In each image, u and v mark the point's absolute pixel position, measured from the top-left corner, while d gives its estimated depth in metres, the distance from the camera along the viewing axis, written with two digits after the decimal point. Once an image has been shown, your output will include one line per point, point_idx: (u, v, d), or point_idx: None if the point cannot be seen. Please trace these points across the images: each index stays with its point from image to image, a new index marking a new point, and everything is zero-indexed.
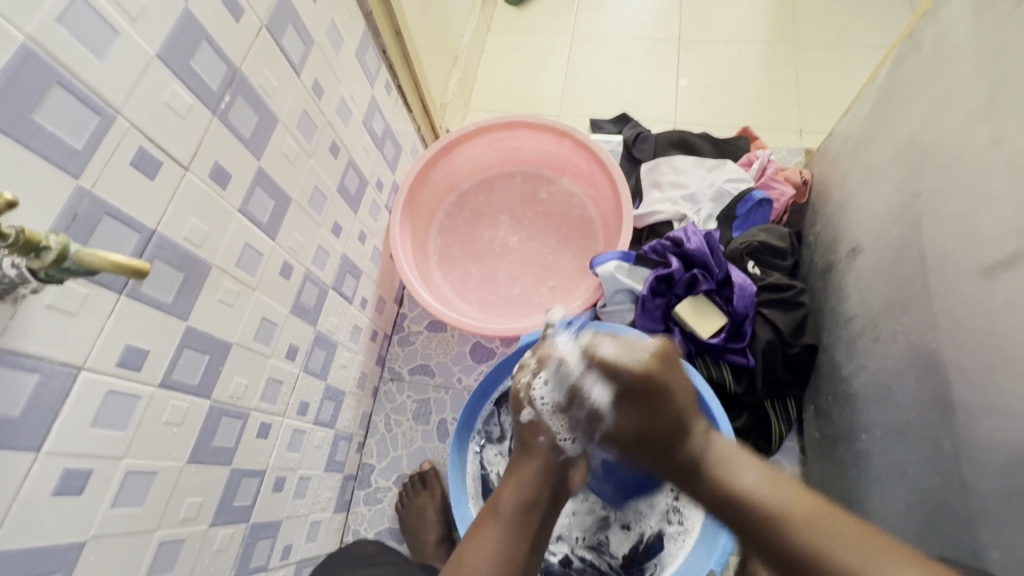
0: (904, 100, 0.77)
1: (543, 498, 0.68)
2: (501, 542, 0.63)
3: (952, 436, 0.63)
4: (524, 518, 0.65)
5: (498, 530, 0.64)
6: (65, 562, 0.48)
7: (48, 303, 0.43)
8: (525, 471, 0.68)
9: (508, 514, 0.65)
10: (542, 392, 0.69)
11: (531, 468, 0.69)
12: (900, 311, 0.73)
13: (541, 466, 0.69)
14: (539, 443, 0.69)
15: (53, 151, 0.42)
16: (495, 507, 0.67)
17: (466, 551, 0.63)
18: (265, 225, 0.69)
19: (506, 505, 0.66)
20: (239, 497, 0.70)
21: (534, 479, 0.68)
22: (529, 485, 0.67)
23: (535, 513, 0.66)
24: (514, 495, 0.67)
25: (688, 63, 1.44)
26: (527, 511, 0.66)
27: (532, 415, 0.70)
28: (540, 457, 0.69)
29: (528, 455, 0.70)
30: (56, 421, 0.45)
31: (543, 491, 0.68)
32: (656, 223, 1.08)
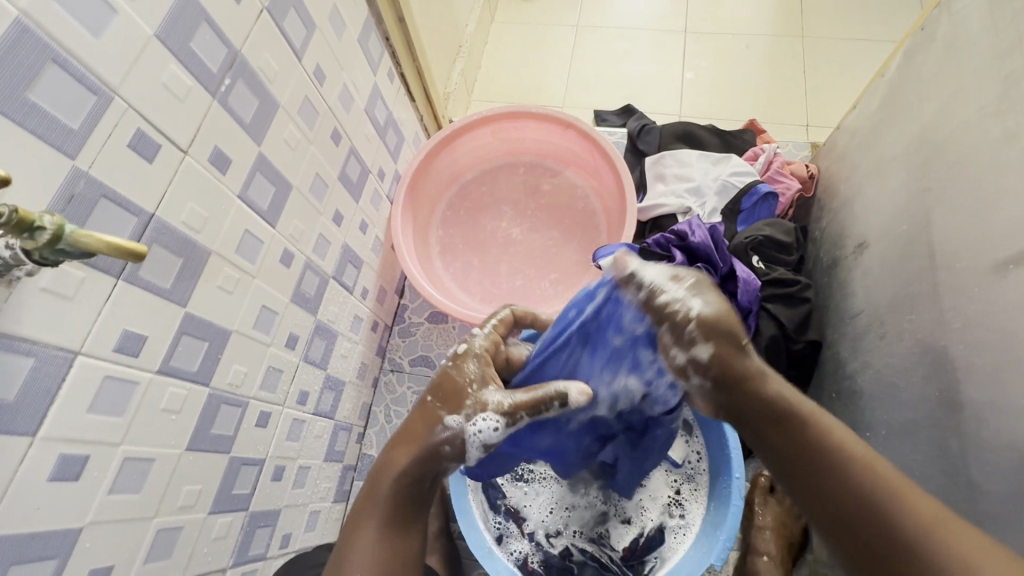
0: (916, 93, 0.76)
1: (423, 481, 0.62)
2: (379, 531, 0.59)
3: (960, 434, 0.62)
4: (400, 504, 0.60)
5: (374, 521, 0.59)
6: (62, 548, 0.47)
7: (43, 287, 0.43)
8: (402, 456, 0.61)
9: (385, 503, 0.60)
10: (482, 429, 0.61)
11: (411, 455, 0.61)
12: (907, 307, 0.72)
13: (417, 455, 0.61)
14: (442, 449, 0.61)
15: (48, 131, 0.42)
16: (371, 492, 0.60)
17: (345, 550, 0.58)
18: (265, 212, 0.68)
19: (382, 490, 0.60)
20: (238, 486, 0.70)
21: (408, 467, 0.61)
22: (408, 471, 0.61)
23: (410, 499, 0.61)
24: (391, 481, 0.60)
25: (695, 55, 1.42)
26: (404, 499, 0.60)
27: (455, 427, 0.61)
28: (422, 450, 0.61)
29: (406, 439, 0.62)
30: (52, 406, 0.44)
31: (422, 478, 0.61)
32: (660, 216, 1.07)
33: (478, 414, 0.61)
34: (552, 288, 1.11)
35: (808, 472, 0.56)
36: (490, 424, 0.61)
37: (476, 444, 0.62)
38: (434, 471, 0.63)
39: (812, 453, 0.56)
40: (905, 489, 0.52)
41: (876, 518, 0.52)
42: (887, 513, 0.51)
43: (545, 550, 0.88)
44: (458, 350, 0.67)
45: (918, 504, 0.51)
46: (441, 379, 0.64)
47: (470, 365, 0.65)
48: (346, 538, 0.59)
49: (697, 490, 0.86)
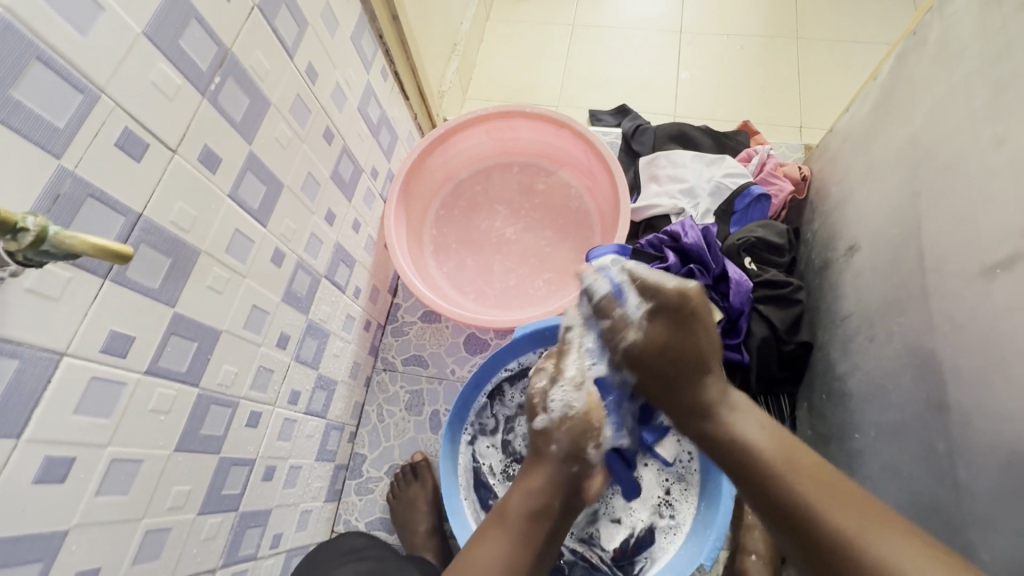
0: (907, 97, 0.76)
1: (553, 508, 0.67)
2: (511, 547, 0.63)
3: (946, 437, 0.63)
4: (533, 526, 0.65)
5: (504, 535, 0.64)
6: (47, 551, 0.47)
7: (28, 287, 0.42)
8: (536, 480, 0.68)
9: (516, 524, 0.65)
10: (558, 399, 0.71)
11: (539, 478, 0.68)
12: (897, 311, 0.72)
13: (550, 477, 0.68)
14: (551, 450, 0.69)
15: (33, 130, 0.41)
16: (502, 512, 0.66)
17: (469, 554, 0.63)
18: (256, 211, 0.67)
19: (514, 511, 0.66)
20: (227, 486, 0.70)
21: (543, 491, 0.67)
22: (538, 494, 0.67)
23: (541, 525, 0.65)
24: (523, 501, 0.66)
25: (689, 55, 1.42)
26: (536, 519, 0.65)
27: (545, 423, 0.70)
28: (550, 467, 0.68)
29: (539, 462, 0.69)
30: (37, 408, 0.44)
31: (553, 501, 0.67)
32: (654, 217, 1.08)
33: (551, 395, 0.71)
34: (546, 288, 1.11)
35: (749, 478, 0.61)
36: (562, 399, 0.71)
37: (567, 422, 0.70)
38: (566, 500, 0.68)
39: (758, 462, 0.61)
40: None
41: (808, 520, 0.55)
42: (820, 516, 0.54)
43: None
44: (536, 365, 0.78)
45: (845, 507, 0.54)
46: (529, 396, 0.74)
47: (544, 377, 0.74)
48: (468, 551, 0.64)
49: (687, 490, 0.87)
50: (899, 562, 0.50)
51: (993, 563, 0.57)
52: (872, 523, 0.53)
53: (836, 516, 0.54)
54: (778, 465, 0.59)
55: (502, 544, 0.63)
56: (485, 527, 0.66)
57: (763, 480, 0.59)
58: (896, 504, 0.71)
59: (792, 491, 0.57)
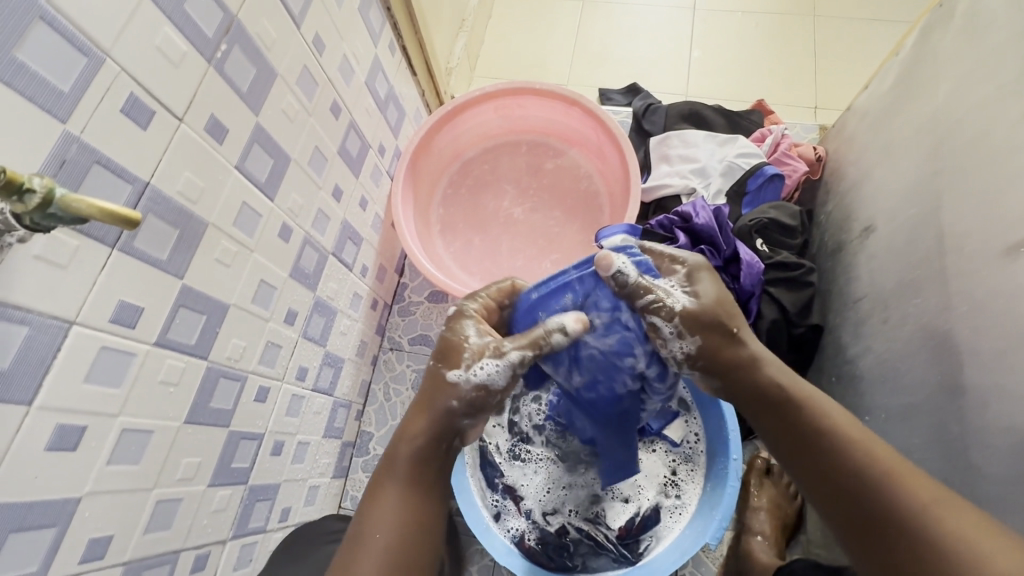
0: (931, 73, 0.74)
1: (438, 449, 0.60)
2: (397, 497, 0.57)
3: (960, 420, 0.62)
4: (421, 471, 0.59)
5: (394, 488, 0.58)
6: (61, 517, 0.47)
7: (36, 254, 0.42)
8: (421, 425, 0.60)
9: (403, 473, 0.58)
10: (488, 371, 0.60)
11: (422, 425, 0.61)
12: (912, 292, 0.71)
13: (432, 424, 0.60)
14: (449, 405, 0.60)
15: (39, 93, 0.40)
16: (389, 463, 0.59)
17: (364, 517, 0.57)
18: (263, 184, 0.66)
19: (401, 460, 0.59)
20: (237, 459, 0.70)
21: (425, 435, 0.60)
22: (425, 440, 0.60)
23: (428, 469, 0.59)
24: (408, 450, 0.59)
25: (703, 33, 1.39)
26: (423, 465, 0.59)
27: (461, 378, 0.60)
28: (438, 413, 0.61)
29: (420, 411, 0.62)
30: (47, 375, 0.44)
31: (441, 446, 0.60)
32: (664, 197, 1.06)
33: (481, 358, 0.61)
34: (553, 269, 1.10)
35: (815, 446, 0.56)
36: (495, 366, 0.60)
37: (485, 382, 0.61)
38: (452, 441, 0.62)
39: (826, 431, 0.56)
40: (903, 472, 0.52)
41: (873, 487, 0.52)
42: (895, 494, 0.51)
43: (541, 527, 0.88)
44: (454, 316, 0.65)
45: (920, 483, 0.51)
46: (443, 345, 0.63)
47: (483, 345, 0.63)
48: (361, 519, 0.57)
49: (693, 470, 0.88)
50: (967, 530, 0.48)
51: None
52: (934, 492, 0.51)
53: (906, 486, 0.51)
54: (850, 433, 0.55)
55: (388, 500, 0.57)
56: (372, 485, 0.59)
57: (835, 446, 0.55)
58: None
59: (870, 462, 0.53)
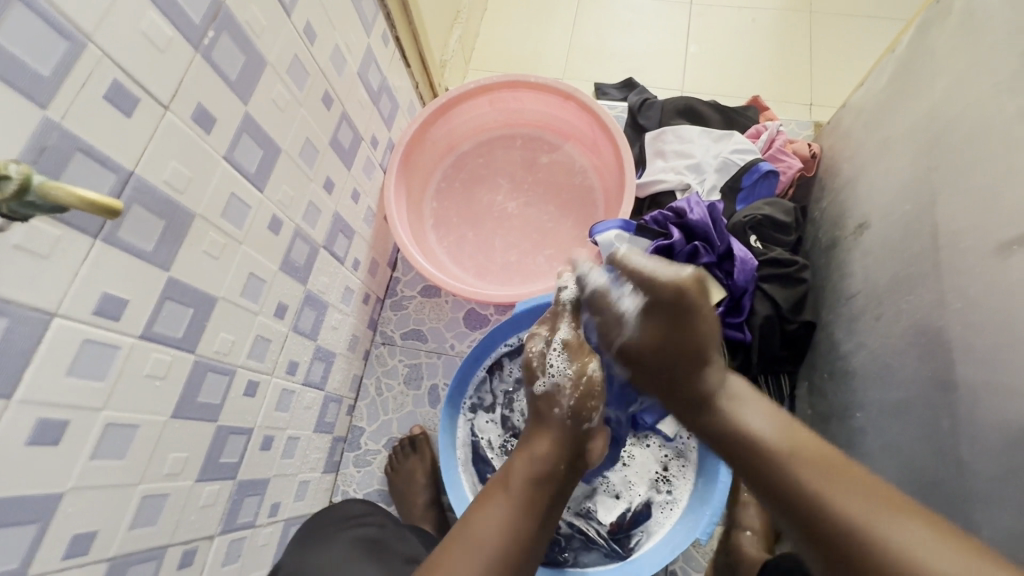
0: (927, 70, 0.73)
1: (559, 473, 0.64)
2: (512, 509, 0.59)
3: (952, 415, 0.63)
4: (535, 492, 0.61)
5: (506, 505, 0.60)
6: (42, 513, 0.46)
7: (15, 244, 0.40)
8: (541, 444, 0.65)
9: (518, 492, 0.61)
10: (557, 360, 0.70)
11: (543, 443, 0.65)
12: (906, 289, 0.71)
13: (557, 440, 0.65)
14: (555, 413, 0.67)
15: (17, 76, 0.39)
16: (504, 481, 0.63)
17: (472, 521, 0.59)
18: (253, 175, 0.65)
19: (516, 478, 0.62)
20: (225, 454, 0.69)
21: (548, 455, 0.64)
22: (542, 460, 0.64)
23: (546, 491, 0.62)
24: (525, 469, 0.63)
25: (699, 28, 1.38)
26: (539, 486, 0.62)
27: (546, 386, 0.69)
28: (557, 430, 0.66)
29: (545, 428, 0.67)
30: (27, 369, 0.43)
31: (560, 465, 0.64)
32: (658, 193, 1.06)
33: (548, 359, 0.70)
34: (547, 264, 1.10)
35: (757, 475, 0.55)
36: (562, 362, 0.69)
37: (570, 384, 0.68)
38: (572, 464, 0.66)
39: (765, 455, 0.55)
40: None
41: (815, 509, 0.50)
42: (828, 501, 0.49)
43: None
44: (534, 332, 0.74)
45: (847, 478, 0.50)
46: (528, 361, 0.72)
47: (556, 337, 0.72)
48: (470, 521, 0.59)
49: (685, 466, 0.88)
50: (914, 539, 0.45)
51: (991, 540, 0.58)
52: (880, 499, 0.48)
53: (844, 499, 0.49)
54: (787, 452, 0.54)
55: (505, 507, 0.60)
56: (485, 496, 0.62)
57: (773, 473, 0.54)
58: (894, 481, 0.71)
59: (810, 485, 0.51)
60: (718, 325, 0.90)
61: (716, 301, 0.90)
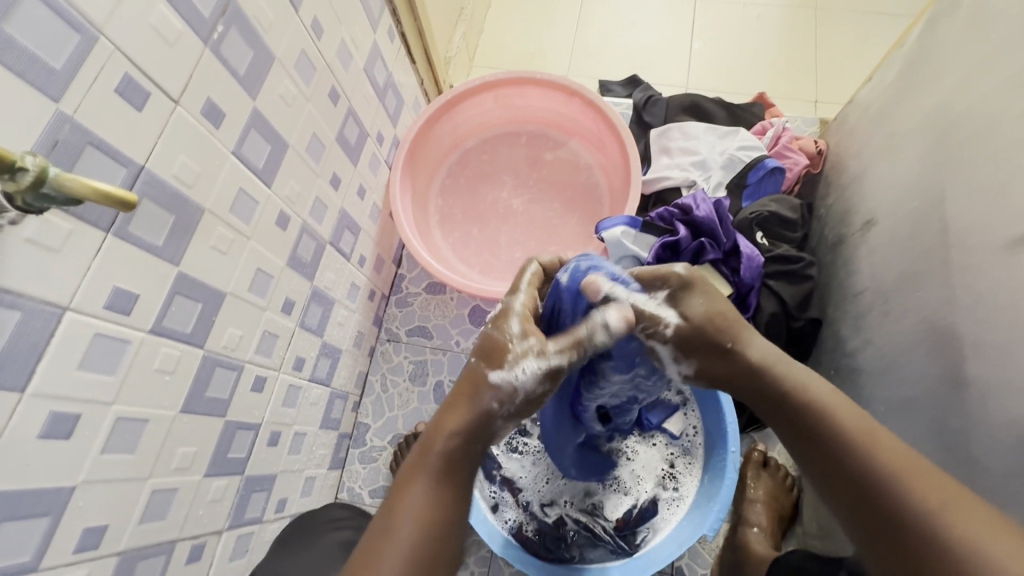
0: (936, 66, 0.73)
1: (478, 450, 0.55)
2: (435, 492, 0.51)
3: (964, 414, 0.60)
4: (458, 465, 0.53)
5: (429, 486, 0.51)
6: (54, 506, 0.46)
7: (28, 238, 0.40)
8: (462, 420, 0.54)
9: (439, 468, 0.52)
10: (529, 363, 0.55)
11: (465, 417, 0.55)
12: (914, 286, 0.71)
13: (476, 417, 0.55)
14: (491, 407, 0.55)
15: (29, 69, 0.39)
16: (422, 458, 0.53)
17: (392, 514, 0.50)
18: (261, 171, 0.65)
19: (436, 456, 0.53)
20: (233, 450, 0.69)
21: (466, 430, 0.54)
22: (463, 432, 0.54)
23: (467, 469, 0.54)
24: (445, 441, 0.53)
25: (704, 25, 1.38)
26: (462, 458, 0.53)
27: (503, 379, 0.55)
28: (478, 410, 0.55)
29: (466, 403, 0.56)
30: (40, 361, 0.43)
31: (481, 439, 0.55)
32: (664, 189, 1.06)
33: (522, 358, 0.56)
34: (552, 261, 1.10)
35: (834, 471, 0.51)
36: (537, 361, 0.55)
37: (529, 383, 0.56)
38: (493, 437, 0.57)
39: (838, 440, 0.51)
40: None
41: (880, 493, 0.48)
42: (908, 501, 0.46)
43: (539, 519, 0.88)
44: (498, 311, 0.61)
45: (926, 480, 0.47)
46: (486, 343, 0.58)
47: (513, 323, 0.59)
48: (385, 518, 0.50)
49: (691, 463, 0.88)
50: (977, 534, 0.43)
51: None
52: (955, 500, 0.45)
53: (915, 491, 0.46)
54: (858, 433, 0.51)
55: (423, 492, 0.51)
56: (399, 481, 0.53)
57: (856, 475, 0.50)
58: None
59: (879, 478, 0.48)
60: None
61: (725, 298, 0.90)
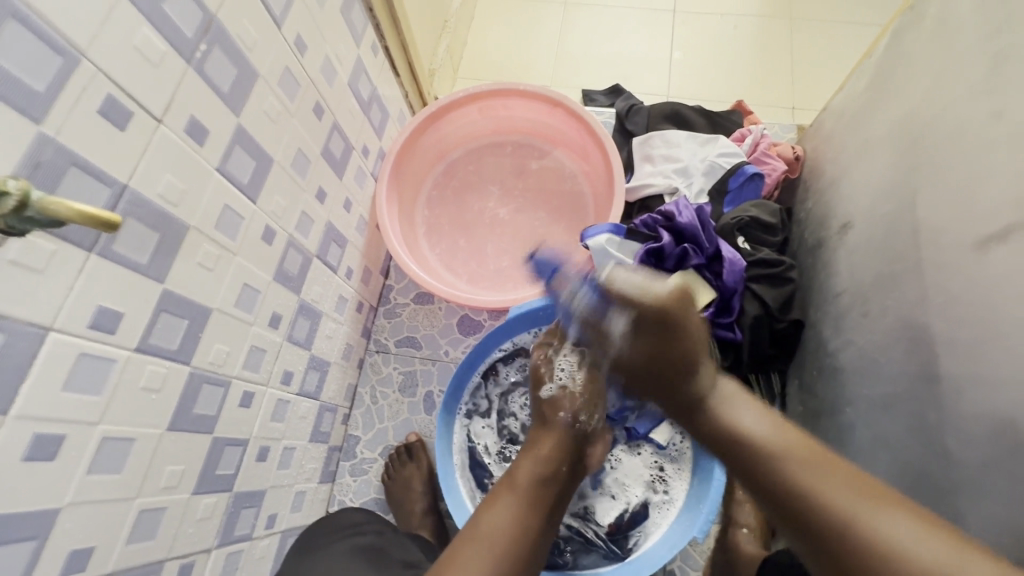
0: (902, 74, 0.76)
1: (561, 475, 0.69)
2: (526, 499, 0.63)
3: (938, 409, 0.61)
4: (540, 491, 0.65)
5: (513, 501, 0.63)
6: (40, 529, 0.45)
7: (11, 259, 0.40)
8: (546, 447, 0.70)
9: (524, 489, 0.64)
10: (564, 364, 0.79)
11: (549, 445, 0.70)
12: (886, 287, 0.73)
13: (563, 437, 0.71)
14: (561, 417, 0.73)
15: (13, 93, 0.39)
16: (511, 479, 0.66)
17: (480, 517, 0.62)
18: (246, 187, 0.66)
19: (524, 479, 0.65)
20: (221, 466, 0.69)
21: (554, 451, 0.69)
22: (547, 460, 0.68)
23: (552, 488, 0.67)
24: (530, 469, 0.67)
25: (684, 35, 1.41)
26: (543, 485, 0.66)
27: (553, 392, 0.76)
28: (561, 436, 0.71)
29: (549, 431, 0.72)
30: (24, 383, 0.42)
31: (562, 467, 0.69)
32: (648, 197, 1.08)
33: (557, 365, 0.79)
34: None
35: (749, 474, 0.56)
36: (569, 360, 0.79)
37: (577, 388, 0.76)
38: (574, 465, 0.71)
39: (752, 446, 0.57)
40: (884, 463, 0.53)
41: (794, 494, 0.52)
42: (818, 500, 0.51)
43: None
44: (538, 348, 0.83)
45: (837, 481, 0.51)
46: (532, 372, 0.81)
47: (545, 352, 0.82)
48: (480, 514, 0.62)
49: (681, 468, 0.89)
50: (880, 522, 0.47)
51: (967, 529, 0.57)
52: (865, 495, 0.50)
53: (834, 497, 0.50)
54: (774, 452, 0.55)
55: (515, 496, 0.63)
56: (493, 492, 0.65)
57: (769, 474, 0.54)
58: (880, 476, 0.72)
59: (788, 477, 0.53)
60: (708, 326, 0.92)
61: (707, 303, 0.92)
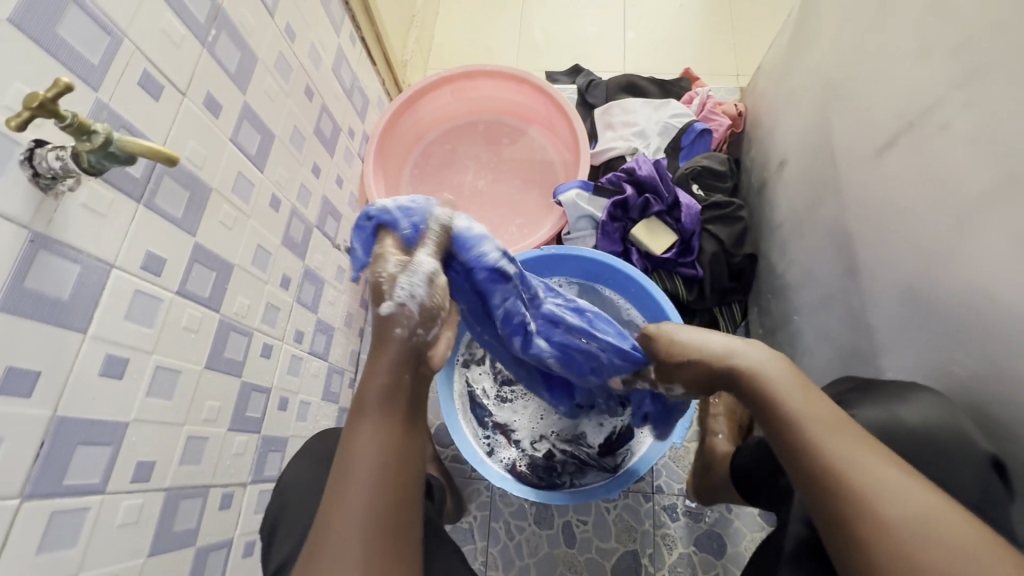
0: (812, 26, 0.88)
1: (409, 383, 0.51)
2: (384, 434, 0.48)
3: (859, 296, 0.73)
4: (391, 405, 0.50)
5: (369, 426, 0.49)
6: (114, 438, 0.54)
7: (82, 203, 0.49)
8: (376, 361, 0.51)
9: (374, 407, 0.49)
10: (410, 284, 0.51)
11: (383, 357, 0.51)
12: (814, 207, 0.84)
13: (403, 351, 0.51)
14: (396, 334, 0.51)
15: (75, 62, 0.48)
16: (354, 407, 0.50)
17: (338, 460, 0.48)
18: (254, 156, 0.74)
19: (367, 398, 0.49)
20: (250, 409, 0.77)
21: (390, 367, 0.50)
22: (384, 373, 0.50)
23: (400, 403, 0.50)
24: (370, 387, 0.50)
25: (634, 15, 1.53)
26: (390, 397, 0.50)
27: (393, 308, 0.50)
28: (394, 343, 0.51)
29: (379, 345, 0.51)
30: (97, 310, 0.51)
31: (406, 371, 0.51)
32: (611, 158, 1.19)
33: (397, 279, 0.51)
34: (519, 232, 1.21)
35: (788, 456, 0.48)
36: (412, 284, 0.51)
37: (417, 306, 0.51)
38: (418, 368, 0.52)
39: (794, 424, 0.48)
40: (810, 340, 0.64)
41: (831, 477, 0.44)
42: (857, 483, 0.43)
43: (530, 454, 0.98)
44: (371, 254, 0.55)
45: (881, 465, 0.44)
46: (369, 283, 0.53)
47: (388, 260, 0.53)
48: (336, 473, 0.47)
49: None
50: (928, 521, 0.41)
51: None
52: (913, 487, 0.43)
53: (872, 481, 0.43)
54: (819, 437, 0.47)
55: (368, 445, 0.48)
56: (346, 430, 0.50)
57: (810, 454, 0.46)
58: (823, 369, 0.84)
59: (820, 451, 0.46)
60: (673, 266, 1.04)
61: (670, 244, 1.04)
